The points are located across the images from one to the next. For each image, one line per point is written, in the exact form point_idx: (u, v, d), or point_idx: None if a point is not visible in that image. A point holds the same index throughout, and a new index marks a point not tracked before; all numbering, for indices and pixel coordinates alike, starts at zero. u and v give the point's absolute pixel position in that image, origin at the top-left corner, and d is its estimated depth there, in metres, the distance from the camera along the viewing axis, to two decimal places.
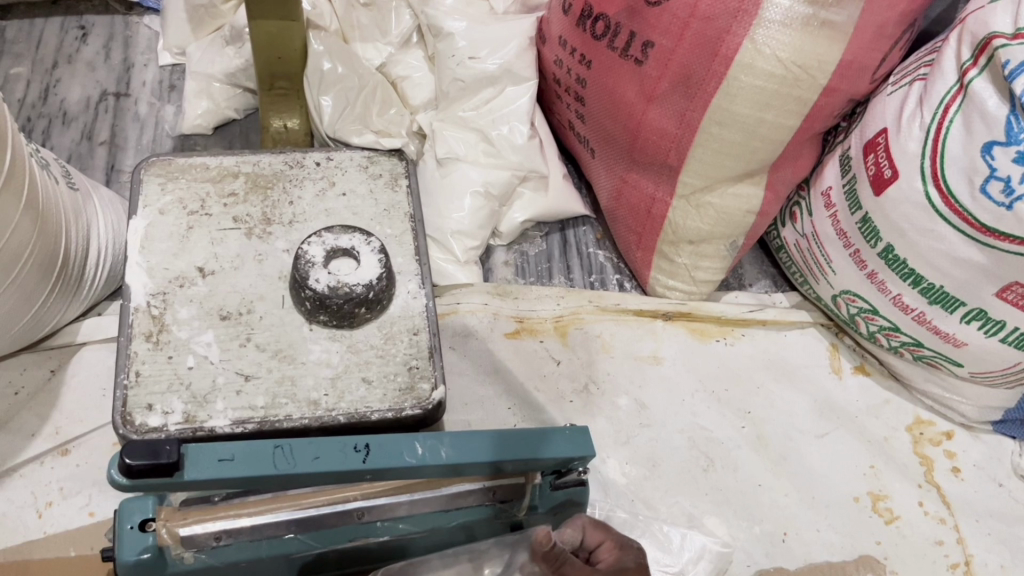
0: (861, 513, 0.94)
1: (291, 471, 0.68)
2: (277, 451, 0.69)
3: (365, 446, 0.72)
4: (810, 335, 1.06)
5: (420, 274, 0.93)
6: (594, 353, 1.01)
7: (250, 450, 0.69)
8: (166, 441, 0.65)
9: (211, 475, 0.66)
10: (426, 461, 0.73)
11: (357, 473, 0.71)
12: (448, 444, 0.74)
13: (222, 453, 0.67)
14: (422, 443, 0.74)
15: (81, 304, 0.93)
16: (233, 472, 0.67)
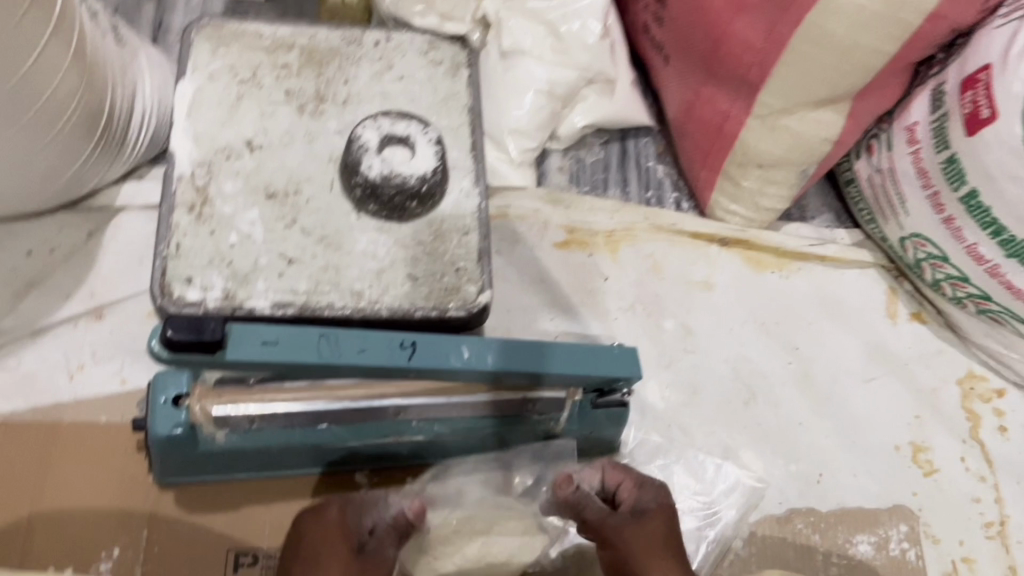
0: (900, 463, 0.92)
1: (335, 361, 0.66)
2: (322, 339, 0.67)
3: (412, 344, 0.70)
4: (869, 276, 1.01)
5: (475, 171, 0.88)
6: (644, 272, 0.97)
7: (295, 337, 0.66)
8: (212, 318, 0.62)
9: (254, 357, 0.64)
10: (472, 365, 0.71)
11: (400, 371, 0.69)
12: (496, 350, 0.72)
13: (267, 336, 0.64)
14: (470, 347, 0.71)
15: (123, 166, 0.90)
16: (276, 356, 0.65)
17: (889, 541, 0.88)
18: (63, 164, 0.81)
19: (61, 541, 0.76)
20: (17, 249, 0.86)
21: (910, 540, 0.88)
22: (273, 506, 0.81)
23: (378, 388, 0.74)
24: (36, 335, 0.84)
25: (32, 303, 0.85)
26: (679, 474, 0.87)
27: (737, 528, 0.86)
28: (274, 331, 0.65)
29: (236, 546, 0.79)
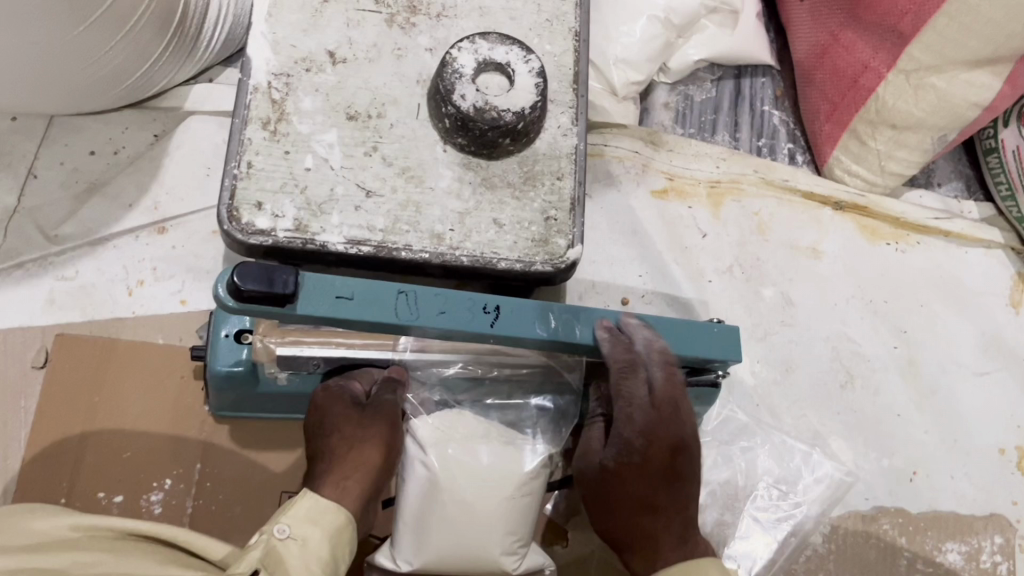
0: (1004, 468, 0.85)
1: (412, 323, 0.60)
2: (400, 296, 0.61)
3: (495, 308, 0.63)
4: (995, 257, 0.91)
5: (576, 107, 0.79)
6: (748, 231, 0.89)
7: (372, 292, 0.60)
8: (284, 268, 0.56)
9: (327, 313, 0.59)
10: (558, 337, 0.64)
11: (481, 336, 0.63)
12: (584, 322, 0.65)
13: (342, 292, 0.59)
14: (557, 316, 0.64)
15: (194, 66, 0.82)
16: (350, 314, 0.59)
17: (980, 551, 0.81)
18: (130, 62, 0.74)
19: (113, 468, 0.73)
20: (80, 148, 0.81)
21: (1004, 553, 0.81)
22: None
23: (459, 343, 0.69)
24: (95, 245, 0.79)
25: (93, 208, 0.80)
26: (761, 457, 0.81)
27: (819, 522, 0.79)
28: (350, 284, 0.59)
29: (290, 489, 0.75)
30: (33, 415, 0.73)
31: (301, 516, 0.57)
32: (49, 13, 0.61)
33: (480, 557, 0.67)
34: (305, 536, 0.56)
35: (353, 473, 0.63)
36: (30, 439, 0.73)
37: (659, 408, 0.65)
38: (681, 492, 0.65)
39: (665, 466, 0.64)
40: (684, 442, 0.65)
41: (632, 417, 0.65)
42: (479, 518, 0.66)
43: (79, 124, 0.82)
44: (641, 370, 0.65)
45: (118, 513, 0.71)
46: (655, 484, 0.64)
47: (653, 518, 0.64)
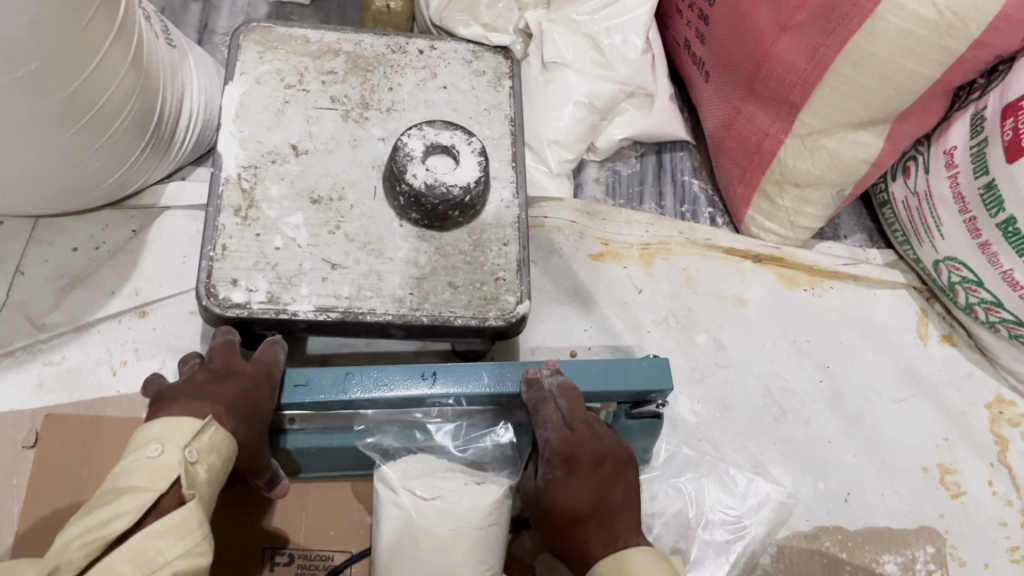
0: (928, 484, 0.93)
1: (344, 395, 0.73)
2: (348, 377, 0.74)
3: (432, 374, 0.75)
4: (900, 297, 1.02)
5: (515, 181, 0.89)
6: (679, 286, 0.98)
7: (324, 379, 0.74)
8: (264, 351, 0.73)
9: (292, 402, 0.73)
10: (491, 390, 0.75)
11: (421, 400, 0.75)
12: (515, 375, 0.76)
13: (297, 379, 0.73)
14: (491, 373, 0.76)
15: (170, 165, 0.91)
16: (301, 398, 0.73)
17: (915, 561, 0.88)
18: (110, 165, 0.82)
19: None
20: (64, 245, 0.89)
21: (937, 561, 0.88)
22: (310, 507, 0.82)
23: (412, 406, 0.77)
24: (80, 331, 0.85)
25: (77, 299, 0.86)
26: (710, 488, 0.88)
27: (766, 543, 0.86)
28: (304, 374, 0.74)
29: (273, 543, 0.80)
30: (25, 491, 0.77)
31: (208, 444, 0.59)
32: (41, 120, 0.69)
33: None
34: (204, 467, 0.59)
35: (234, 411, 0.64)
36: (23, 514, 0.76)
37: (570, 427, 0.72)
38: (610, 498, 0.72)
39: (588, 476, 0.71)
40: (600, 455, 0.72)
41: (548, 439, 0.71)
42: (451, 555, 0.71)
43: (63, 224, 0.89)
44: (552, 400, 0.72)
45: None
46: (578, 490, 0.70)
47: (586, 525, 0.70)
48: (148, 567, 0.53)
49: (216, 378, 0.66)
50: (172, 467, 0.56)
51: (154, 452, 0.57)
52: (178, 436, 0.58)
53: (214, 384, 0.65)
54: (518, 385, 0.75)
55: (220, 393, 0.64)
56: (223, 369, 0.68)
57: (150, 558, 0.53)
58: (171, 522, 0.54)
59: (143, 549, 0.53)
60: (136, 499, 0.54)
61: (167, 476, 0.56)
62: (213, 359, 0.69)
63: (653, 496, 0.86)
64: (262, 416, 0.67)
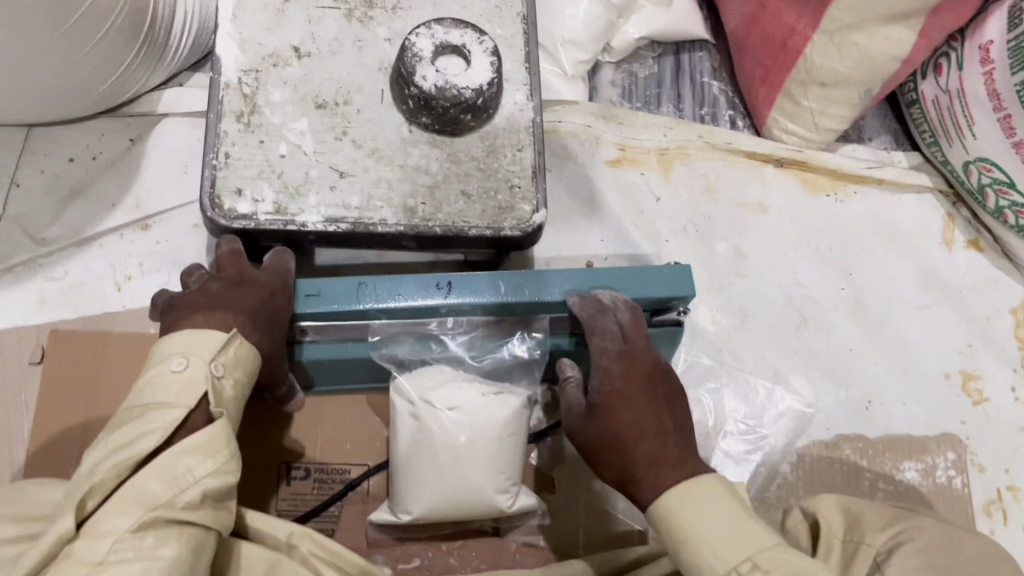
0: (950, 391, 0.91)
1: (359, 305, 0.71)
2: (362, 286, 0.72)
3: (446, 284, 0.72)
4: (926, 201, 0.99)
5: (530, 84, 0.85)
6: (697, 192, 0.95)
7: (336, 289, 0.72)
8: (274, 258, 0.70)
9: (307, 312, 0.71)
10: (507, 300, 0.73)
11: (435, 310, 0.72)
12: (532, 284, 0.73)
13: (308, 289, 0.71)
14: (507, 282, 0.73)
15: (165, 71, 0.86)
16: (315, 308, 0.71)
17: (936, 468, 0.87)
18: (103, 70, 0.78)
19: None
20: (59, 155, 0.85)
21: (958, 468, 0.87)
22: (326, 422, 0.81)
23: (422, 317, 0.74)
24: (81, 245, 0.82)
25: (76, 211, 0.83)
26: (728, 397, 0.86)
27: (785, 452, 0.85)
28: (315, 283, 0.71)
29: (288, 458, 0.79)
30: (34, 410, 0.76)
31: (233, 358, 0.58)
32: (29, 18, 0.64)
33: (481, 502, 0.73)
34: (229, 380, 0.57)
35: (257, 320, 0.62)
36: (33, 434, 0.75)
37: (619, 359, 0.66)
38: (670, 418, 0.65)
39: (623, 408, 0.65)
40: (659, 376, 0.67)
41: (606, 350, 0.68)
42: (470, 470, 0.71)
43: (58, 133, 0.85)
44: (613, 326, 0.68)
45: None
46: (608, 423, 0.64)
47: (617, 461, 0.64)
48: (179, 485, 0.51)
49: (234, 287, 0.63)
50: (199, 381, 0.55)
51: (179, 366, 0.55)
52: (203, 350, 0.56)
53: (231, 292, 0.62)
54: (533, 295, 0.72)
55: (242, 304, 0.62)
56: (236, 277, 0.65)
57: (180, 476, 0.51)
58: (199, 440, 0.53)
59: (171, 468, 0.51)
60: (165, 415, 0.53)
61: (194, 391, 0.54)
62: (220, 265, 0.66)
63: None
64: (281, 317, 0.66)
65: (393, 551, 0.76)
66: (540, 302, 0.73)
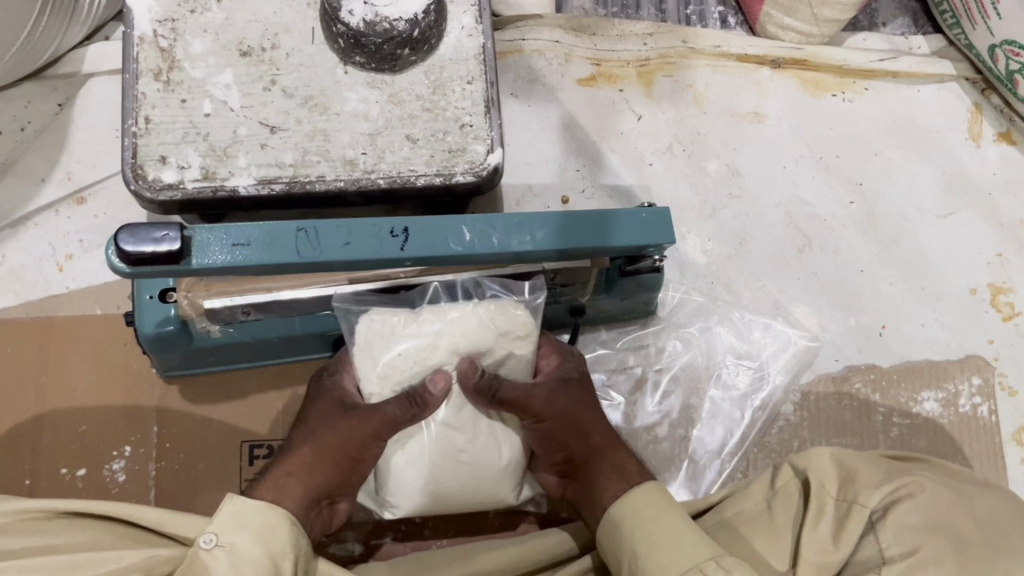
0: (976, 308, 0.82)
1: (318, 260, 0.57)
2: (303, 234, 0.57)
3: (405, 230, 0.60)
4: (949, 90, 0.87)
5: (477, 4, 0.75)
6: (684, 106, 0.85)
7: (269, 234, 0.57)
8: (168, 224, 0.53)
9: (227, 263, 0.56)
10: (477, 250, 0.61)
11: (394, 262, 0.60)
12: (503, 229, 0.61)
13: (238, 238, 0.56)
14: (473, 228, 0.61)
15: (84, 26, 0.79)
16: (250, 260, 0.56)
17: (958, 396, 0.79)
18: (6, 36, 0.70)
19: (67, 442, 0.73)
20: None
21: (983, 394, 0.79)
22: (286, 395, 0.76)
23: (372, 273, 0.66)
24: (18, 225, 0.78)
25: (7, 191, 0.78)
26: (721, 334, 0.80)
27: (788, 392, 0.78)
28: (243, 229, 0.56)
29: (251, 438, 0.75)
30: None
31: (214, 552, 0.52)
32: None
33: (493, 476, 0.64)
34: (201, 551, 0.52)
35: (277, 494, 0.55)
36: None
37: (561, 353, 0.68)
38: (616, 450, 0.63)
39: (590, 414, 0.64)
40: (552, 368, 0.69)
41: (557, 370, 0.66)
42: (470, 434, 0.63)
43: None
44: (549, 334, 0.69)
45: (82, 488, 0.71)
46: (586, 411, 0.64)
47: (559, 446, 0.63)
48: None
49: (336, 415, 0.61)
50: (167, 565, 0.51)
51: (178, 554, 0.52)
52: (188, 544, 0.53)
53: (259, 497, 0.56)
54: (505, 241, 0.61)
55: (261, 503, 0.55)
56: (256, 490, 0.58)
57: None
58: None
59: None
60: None
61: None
62: (298, 428, 0.62)
63: (660, 349, 0.79)
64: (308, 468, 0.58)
65: (363, 528, 0.72)
66: (513, 251, 0.61)
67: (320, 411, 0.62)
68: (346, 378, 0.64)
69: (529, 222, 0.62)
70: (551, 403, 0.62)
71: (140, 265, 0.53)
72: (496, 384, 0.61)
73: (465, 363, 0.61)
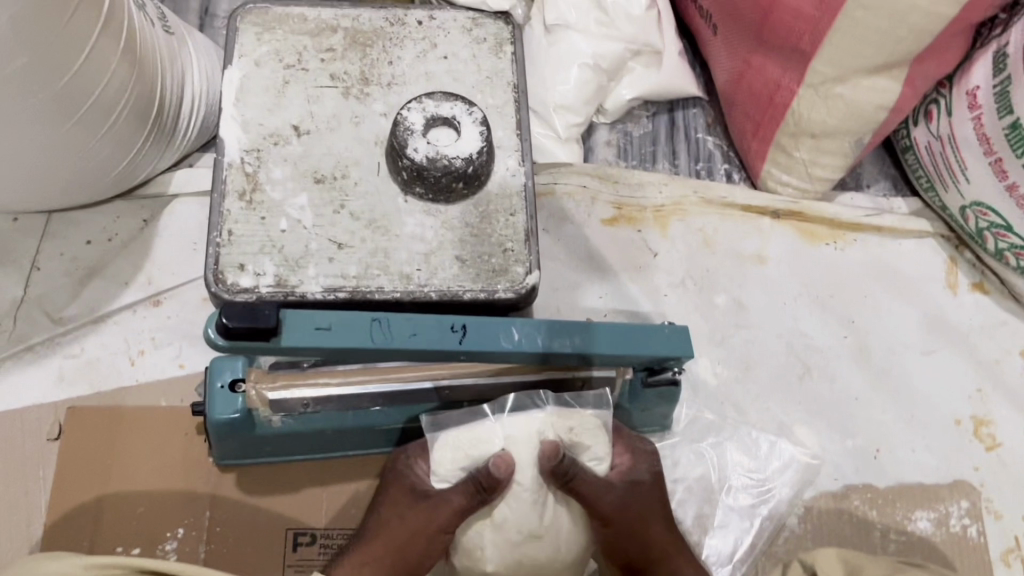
0: (961, 437, 0.90)
1: (387, 346, 0.67)
2: (375, 323, 0.67)
3: (462, 327, 0.69)
4: (928, 245, 0.99)
5: (521, 149, 0.87)
6: (694, 246, 0.96)
7: (347, 321, 0.67)
8: (265, 305, 0.63)
9: (310, 343, 0.65)
10: (522, 348, 0.69)
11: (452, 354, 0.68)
12: (546, 332, 0.70)
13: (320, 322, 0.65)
14: (521, 329, 0.70)
15: (175, 153, 0.90)
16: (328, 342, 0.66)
17: (948, 517, 0.86)
18: (115, 157, 0.81)
19: (127, 522, 0.78)
20: (76, 237, 0.89)
21: (971, 516, 0.86)
22: (330, 487, 0.82)
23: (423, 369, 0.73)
24: (98, 323, 0.86)
25: (92, 291, 0.87)
26: (731, 451, 0.87)
27: (793, 505, 0.85)
28: (326, 316, 0.66)
29: (295, 524, 0.80)
30: (51, 483, 0.79)
31: None
32: (41, 110, 0.67)
33: (541, 559, 0.69)
34: None
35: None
36: (53, 505, 0.78)
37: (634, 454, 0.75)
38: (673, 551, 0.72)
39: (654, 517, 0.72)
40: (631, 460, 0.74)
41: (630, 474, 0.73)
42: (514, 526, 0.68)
43: (74, 216, 0.89)
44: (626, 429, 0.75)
45: None
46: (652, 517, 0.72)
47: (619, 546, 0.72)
48: None
49: (407, 504, 0.70)
50: None
51: None
52: None
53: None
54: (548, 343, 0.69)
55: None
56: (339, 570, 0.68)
57: None
58: None
59: None
60: None
61: None
62: (376, 511, 0.71)
63: (676, 461, 0.86)
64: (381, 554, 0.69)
65: None
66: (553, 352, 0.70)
67: (394, 497, 0.71)
68: (419, 464, 0.72)
69: (567, 328, 0.70)
70: (619, 507, 0.70)
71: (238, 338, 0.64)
72: (572, 474, 0.68)
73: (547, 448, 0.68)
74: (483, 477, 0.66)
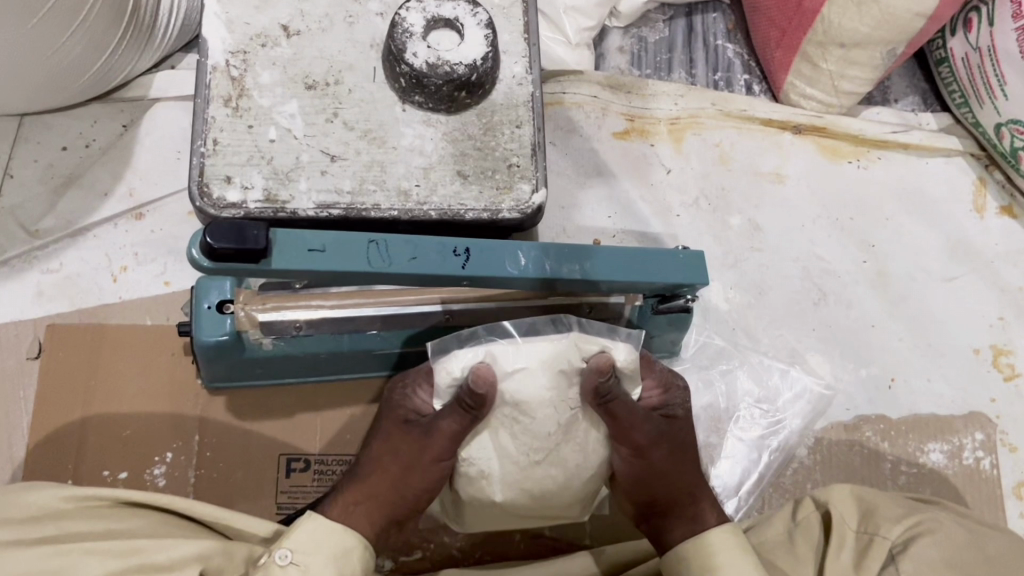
0: (979, 367, 0.87)
1: (385, 271, 0.61)
2: (371, 246, 0.61)
3: (465, 250, 0.63)
4: (956, 164, 0.93)
5: (529, 56, 0.81)
6: (709, 162, 0.91)
7: (342, 243, 0.61)
8: (254, 225, 0.56)
9: (303, 267, 0.59)
10: (528, 274, 0.64)
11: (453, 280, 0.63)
12: (552, 257, 0.65)
13: (314, 244, 0.59)
14: (526, 253, 0.65)
15: (155, 54, 0.83)
16: (322, 265, 0.60)
17: (962, 449, 0.83)
18: (89, 57, 0.75)
19: (112, 445, 0.75)
20: (51, 143, 0.83)
21: (986, 448, 0.83)
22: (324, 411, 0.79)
23: (422, 294, 0.69)
24: (77, 236, 0.81)
25: (70, 201, 0.82)
26: (742, 379, 0.84)
27: (803, 436, 0.82)
28: (320, 236, 0.60)
29: (289, 450, 0.77)
30: (33, 403, 0.76)
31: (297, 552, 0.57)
32: (1, 10, 0.61)
33: (546, 494, 0.66)
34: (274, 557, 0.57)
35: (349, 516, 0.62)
36: (35, 427, 0.75)
37: (666, 389, 0.68)
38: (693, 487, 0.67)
39: (682, 457, 0.67)
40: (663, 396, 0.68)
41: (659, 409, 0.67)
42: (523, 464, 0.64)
43: (49, 120, 0.84)
44: (657, 362, 0.69)
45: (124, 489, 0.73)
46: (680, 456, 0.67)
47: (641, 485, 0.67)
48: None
49: (402, 435, 0.65)
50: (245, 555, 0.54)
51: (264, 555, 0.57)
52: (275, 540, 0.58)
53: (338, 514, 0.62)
54: (555, 269, 0.65)
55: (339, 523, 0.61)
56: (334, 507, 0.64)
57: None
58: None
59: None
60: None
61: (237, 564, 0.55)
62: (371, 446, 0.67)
63: None
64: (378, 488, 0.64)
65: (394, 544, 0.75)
66: (559, 280, 0.65)
67: (389, 430, 0.66)
68: (418, 394, 0.66)
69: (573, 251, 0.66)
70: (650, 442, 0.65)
71: (222, 260, 0.57)
72: (611, 395, 0.62)
73: (602, 361, 0.62)
74: (466, 396, 0.61)
